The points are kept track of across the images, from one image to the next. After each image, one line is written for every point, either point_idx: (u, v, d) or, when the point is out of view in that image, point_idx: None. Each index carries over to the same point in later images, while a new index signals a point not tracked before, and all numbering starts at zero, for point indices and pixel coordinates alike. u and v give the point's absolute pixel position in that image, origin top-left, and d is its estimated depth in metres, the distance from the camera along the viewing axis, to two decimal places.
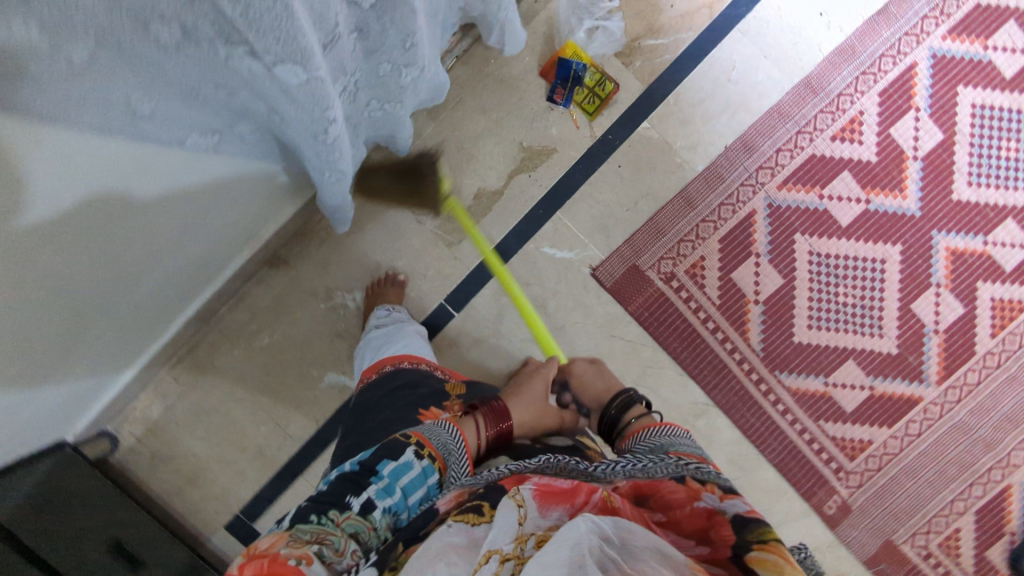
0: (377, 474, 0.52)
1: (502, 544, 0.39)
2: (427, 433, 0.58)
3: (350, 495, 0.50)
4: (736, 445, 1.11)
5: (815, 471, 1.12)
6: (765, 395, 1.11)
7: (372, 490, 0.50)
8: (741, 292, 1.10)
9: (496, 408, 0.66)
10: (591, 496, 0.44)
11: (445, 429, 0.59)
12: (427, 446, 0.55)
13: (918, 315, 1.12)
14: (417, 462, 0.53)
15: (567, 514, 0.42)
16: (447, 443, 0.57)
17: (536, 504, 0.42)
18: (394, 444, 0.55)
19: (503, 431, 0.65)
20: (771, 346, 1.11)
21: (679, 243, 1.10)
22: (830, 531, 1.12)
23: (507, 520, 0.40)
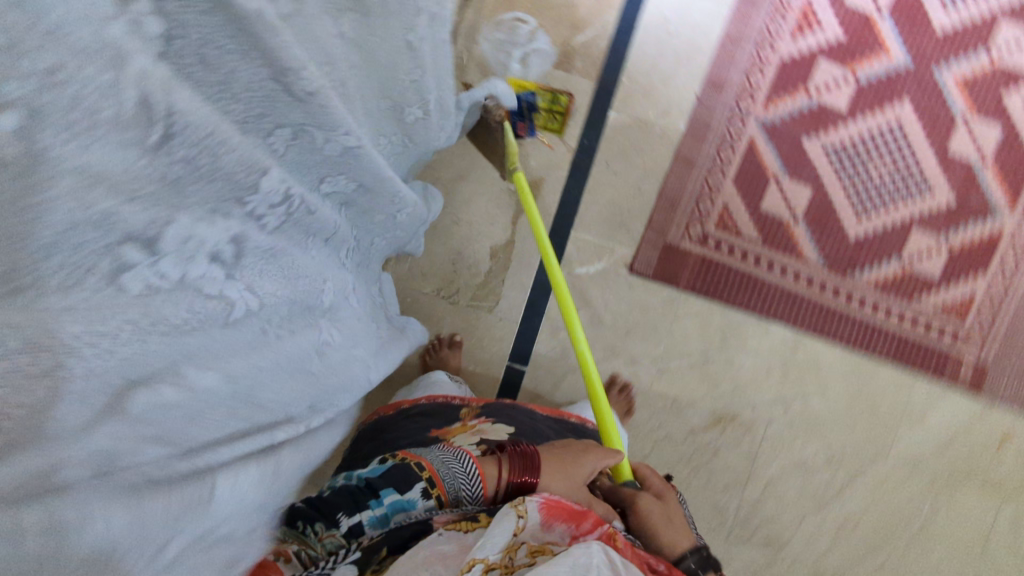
0: (377, 498, 0.50)
1: (490, 553, 0.41)
2: (445, 467, 0.53)
3: (341, 513, 0.50)
4: (845, 361, 1.09)
5: (933, 349, 1.08)
6: (849, 301, 1.08)
7: (366, 515, 0.50)
8: (778, 218, 1.08)
9: (525, 457, 0.54)
10: (597, 525, 0.46)
11: (463, 464, 0.54)
12: (437, 485, 0.52)
13: (960, 156, 1.07)
14: (420, 501, 0.51)
15: (566, 535, 0.45)
16: (460, 477, 0.53)
17: (539, 517, 0.45)
18: (406, 470, 0.52)
19: (528, 486, 0.53)
20: (831, 254, 1.08)
21: (697, 203, 1.09)
22: (978, 398, 1.09)
23: (505, 526, 0.43)
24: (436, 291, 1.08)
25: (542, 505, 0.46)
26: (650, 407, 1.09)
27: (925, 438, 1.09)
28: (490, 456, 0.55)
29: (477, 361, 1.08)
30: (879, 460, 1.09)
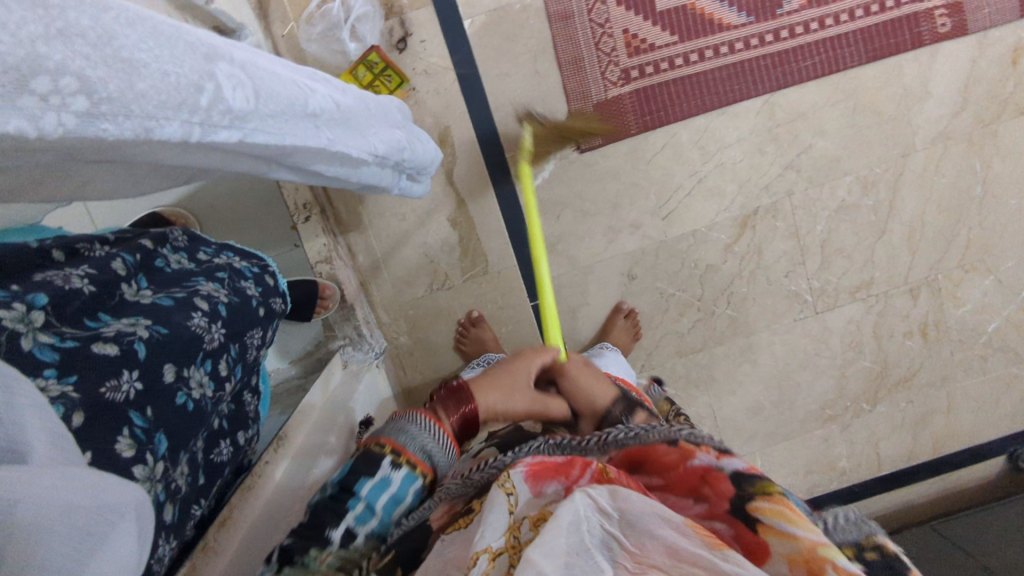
0: (355, 497, 0.46)
1: (496, 539, 0.38)
2: (401, 435, 0.50)
3: (328, 529, 0.44)
4: (824, 92, 1.01)
5: (901, 20, 0.99)
6: (794, 35, 0.99)
7: (349, 518, 0.45)
8: (679, 7, 0.98)
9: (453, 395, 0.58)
10: (587, 467, 0.42)
11: (417, 423, 0.52)
12: (404, 454, 0.49)
13: None
14: (398, 475, 0.48)
15: (561, 492, 0.42)
16: (425, 441, 0.51)
17: (527, 487, 0.41)
18: (369, 453, 0.48)
19: (469, 416, 0.57)
20: (750, 5, 0.98)
21: (598, 48, 0.99)
22: (968, 35, 0.99)
23: (500, 508, 0.39)
24: (429, 287, 1.07)
25: (526, 470, 0.42)
26: (677, 254, 1.06)
27: (942, 107, 1.02)
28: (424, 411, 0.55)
29: (507, 321, 1.08)
30: (911, 155, 1.03)
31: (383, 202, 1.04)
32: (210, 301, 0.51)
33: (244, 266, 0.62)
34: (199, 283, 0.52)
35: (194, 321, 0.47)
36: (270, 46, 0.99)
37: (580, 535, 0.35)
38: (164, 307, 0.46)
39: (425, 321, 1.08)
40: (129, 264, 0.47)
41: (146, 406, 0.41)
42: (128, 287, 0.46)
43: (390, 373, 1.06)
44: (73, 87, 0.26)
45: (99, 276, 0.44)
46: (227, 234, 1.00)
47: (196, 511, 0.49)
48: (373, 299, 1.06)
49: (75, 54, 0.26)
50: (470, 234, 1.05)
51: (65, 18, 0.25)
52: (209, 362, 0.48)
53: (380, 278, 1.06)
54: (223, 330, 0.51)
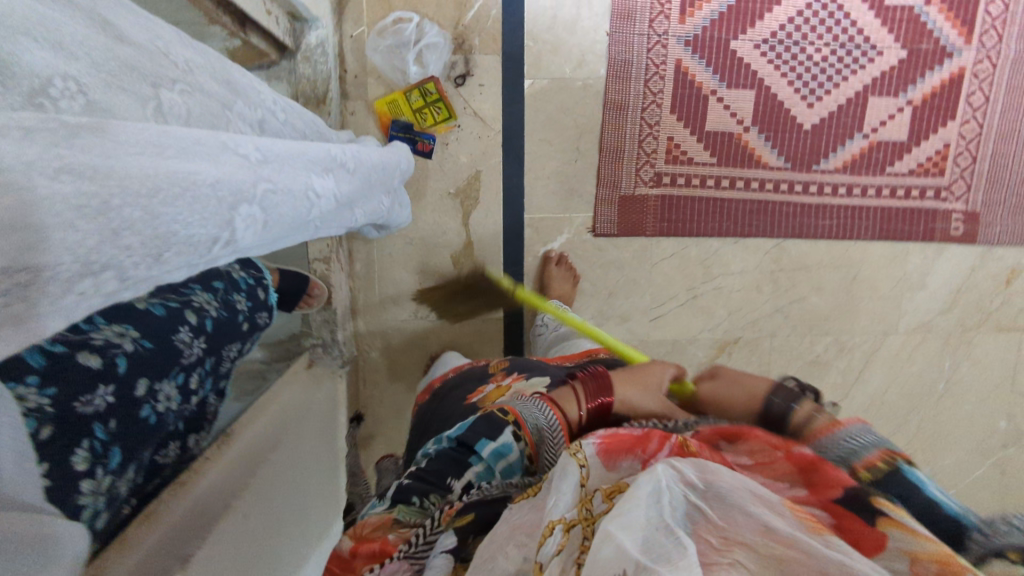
0: (477, 455, 0.51)
1: (566, 513, 0.38)
2: (526, 409, 0.53)
3: (449, 478, 0.50)
4: (832, 253, 1.06)
5: (919, 212, 1.04)
6: (822, 194, 1.04)
7: (471, 472, 0.50)
8: (727, 133, 1.02)
9: (597, 382, 0.56)
10: (666, 442, 0.43)
11: (542, 403, 0.54)
12: (520, 425, 0.51)
13: (901, 5, 0.97)
14: (514, 445, 0.51)
15: (636, 466, 0.42)
16: (545, 422, 0.52)
17: (600, 461, 0.42)
18: (494, 421, 0.52)
19: (603, 408, 0.54)
20: (791, 152, 1.02)
21: (641, 145, 1.02)
22: (975, 245, 1.05)
23: (571, 479, 0.40)
24: (413, 313, 1.08)
25: (599, 446, 0.43)
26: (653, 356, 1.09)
27: (932, 300, 1.07)
28: (567, 391, 0.56)
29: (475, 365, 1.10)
30: (890, 335, 1.08)
31: None
32: (199, 315, 0.54)
33: (241, 276, 0.64)
34: (195, 292, 0.55)
35: (180, 336, 0.50)
36: (336, 43, 1.00)
37: (658, 507, 0.34)
38: (156, 317, 0.48)
39: (399, 343, 1.09)
40: None
41: (110, 418, 0.42)
42: None
43: (350, 382, 1.07)
44: (108, 278, 0.29)
45: None
46: None
47: (124, 507, 0.51)
48: (356, 307, 1.07)
49: (123, 252, 0.29)
50: (467, 277, 1.07)
51: (121, 218, 0.28)
52: (181, 374, 0.51)
53: (370, 290, 1.07)
54: (203, 345, 0.54)
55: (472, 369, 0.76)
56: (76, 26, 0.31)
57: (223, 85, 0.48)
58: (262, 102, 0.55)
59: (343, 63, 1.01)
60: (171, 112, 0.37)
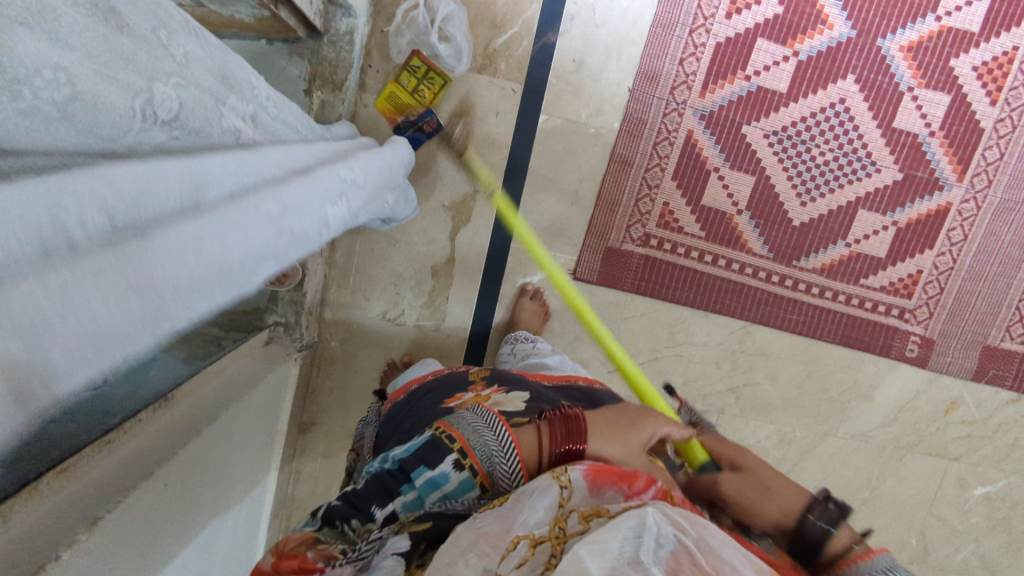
0: (409, 483, 0.50)
1: (536, 530, 0.41)
2: (475, 435, 0.51)
3: (375, 506, 0.50)
4: (793, 347, 1.09)
5: (882, 327, 1.08)
6: (796, 289, 1.07)
7: (402, 500, 0.50)
8: (720, 211, 1.05)
9: (569, 427, 0.52)
10: (649, 484, 0.47)
11: (495, 431, 0.51)
12: (468, 454, 0.50)
13: (906, 130, 1.02)
14: (454, 476, 0.49)
15: (619, 496, 0.45)
16: (494, 451, 0.50)
17: (585, 484, 0.46)
18: (436, 445, 0.50)
19: (571, 454, 0.51)
20: (776, 243, 1.06)
21: (636, 203, 1.04)
22: (925, 369, 1.09)
23: (548, 500, 0.43)
24: (381, 313, 1.08)
25: (586, 473, 0.46)
26: None
27: (874, 413, 1.11)
28: (532, 427, 0.52)
29: None
30: (829, 437, 1.11)
31: None
32: None
33: None
34: None
35: None
36: (366, 34, 1.00)
37: (634, 541, 0.35)
38: None
39: (359, 340, 1.08)
40: None
41: None
42: None
43: (302, 367, 1.06)
44: None
45: None
46: None
47: None
48: (325, 295, 1.07)
49: None
50: (442, 290, 1.08)
51: None
52: None
53: (343, 282, 1.07)
54: None
55: (442, 374, 0.76)
56: (73, 17, 0.31)
57: (215, 78, 0.47)
58: (253, 96, 0.54)
59: (368, 55, 1.01)
60: (161, 107, 0.38)
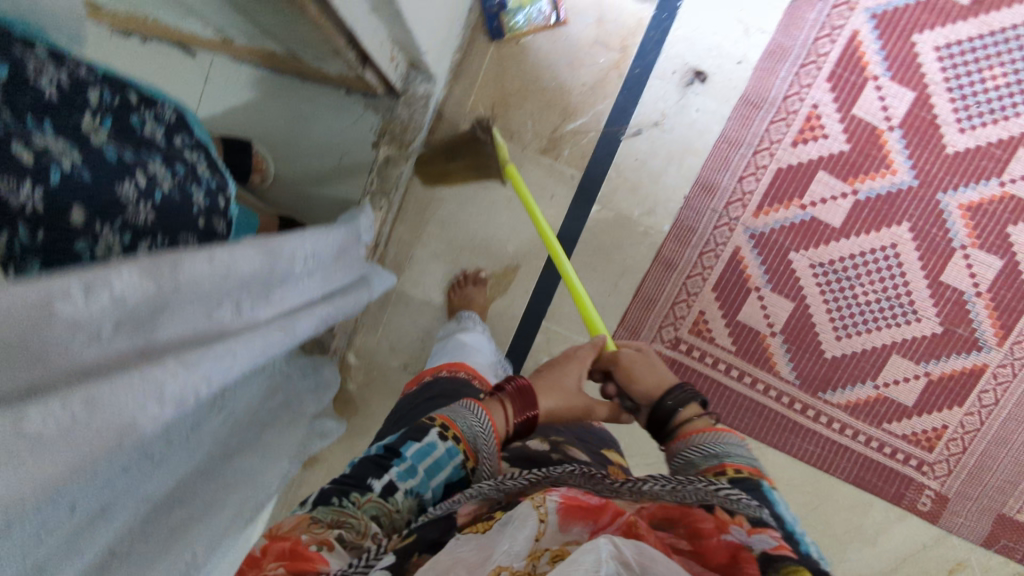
0: (400, 457, 0.52)
1: (514, 561, 0.40)
2: (456, 417, 0.56)
3: (371, 478, 0.51)
4: (805, 476, 1.07)
5: (897, 474, 1.07)
6: (817, 419, 1.06)
7: (393, 473, 0.51)
8: (754, 330, 1.05)
9: (522, 390, 0.61)
10: (616, 518, 0.44)
11: (472, 408, 0.58)
12: (452, 428, 0.55)
13: (953, 286, 1.02)
14: (440, 444, 0.53)
15: (583, 535, 0.43)
16: (475, 426, 0.55)
17: (558, 519, 0.42)
18: (422, 427, 0.55)
19: (529, 420, 0.60)
20: (805, 371, 1.05)
21: (673, 306, 1.05)
22: (935, 526, 1.07)
23: (525, 532, 0.41)
24: (402, 366, 1.08)
25: (563, 505, 0.43)
26: None
27: (878, 559, 1.08)
28: (494, 401, 0.60)
29: None
30: None
31: (426, 278, 1.06)
32: (152, 182, 0.44)
33: (206, 176, 0.52)
34: (157, 159, 0.46)
35: (123, 188, 0.41)
36: (440, 99, 1.02)
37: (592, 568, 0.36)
38: (105, 159, 0.41)
39: (375, 387, 1.08)
40: (103, 99, 0.43)
41: (34, 215, 0.35)
42: (89, 118, 0.42)
43: None
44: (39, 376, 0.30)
45: (68, 89, 0.41)
46: (287, 198, 1.01)
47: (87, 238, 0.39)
48: (351, 336, 1.07)
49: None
50: None
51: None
52: (137, 218, 0.42)
53: (372, 328, 1.08)
54: (151, 214, 0.43)
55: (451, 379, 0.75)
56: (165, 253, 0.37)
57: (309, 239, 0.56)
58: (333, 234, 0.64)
59: (438, 119, 1.03)
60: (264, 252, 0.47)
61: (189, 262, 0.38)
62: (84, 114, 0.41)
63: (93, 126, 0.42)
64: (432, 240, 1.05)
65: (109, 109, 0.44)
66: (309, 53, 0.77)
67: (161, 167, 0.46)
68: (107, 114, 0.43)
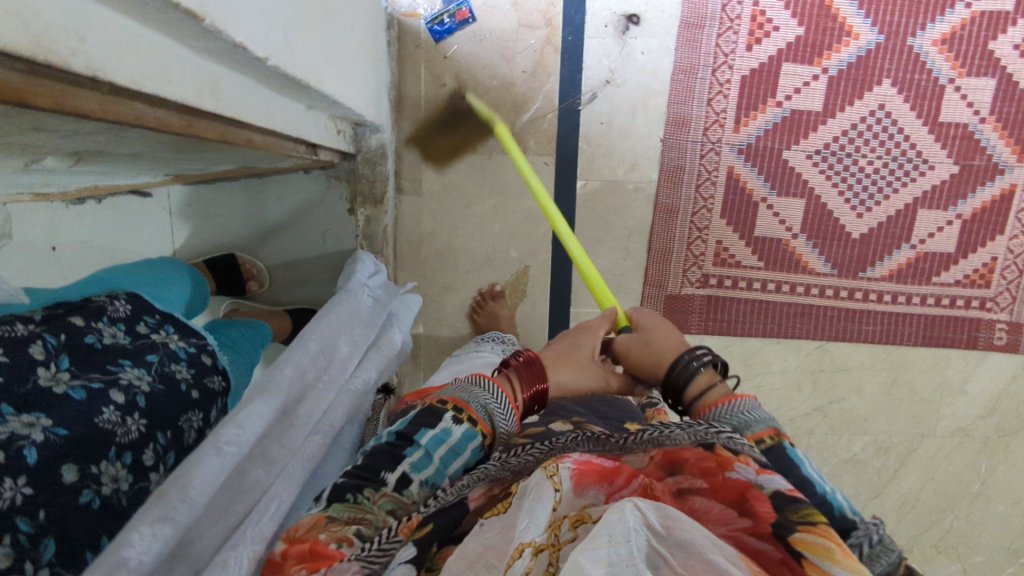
0: (415, 445, 0.50)
1: (537, 535, 0.36)
2: (469, 397, 0.53)
3: (385, 471, 0.49)
4: (873, 356, 1.07)
5: (963, 321, 1.06)
6: (867, 299, 1.05)
7: (409, 462, 0.50)
8: (775, 239, 1.03)
9: (533, 366, 0.58)
10: (633, 479, 0.41)
11: (485, 389, 0.54)
12: (466, 409, 0.52)
13: (954, 122, 0.99)
14: (455, 430, 0.51)
15: (601, 497, 0.39)
16: (489, 405, 0.53)
17: (571, 485, 0.39)
18: (435, 410, 0.53)
19: (539, 394, 0.57)
20: (838, 259, 1.04)
21: (689, 247, 1.04)
22: (1016, 355, 1.06)
23: (544, 504, 0.37)
24: None
25: (574, 469, 0.40)
26: None
27: (970, 405, 1.09)
28: (502, 377, 0.58)
29: None
30: (928, 438, 1.09)
31: (447, 311, 1.07)
32: (129, 393, 0.51)
33: (181, 345, 0.60)
34: (125, 368, 0.52)
35: (105, 418, 0.47)
36: (393, 141, 1.01)
37: (629, 547, 0.31)
38: (74, 402, 0.46)
39: None
40: (50, 344, 0.48)
41: (37, 509, 0.41)
42: (45, 370, 0.46)
43: None
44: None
45: (10, 361, 0.44)
46: (291, 289, 1.02)
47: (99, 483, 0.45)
48: (401, 390, 1.09)
49: None
50: None
51: None
52: (126, 454, 0.48)
53: (417, 375, 1.10)
54: (141, 422, 0.50)
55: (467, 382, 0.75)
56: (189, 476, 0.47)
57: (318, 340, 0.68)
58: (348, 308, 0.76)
59: (399, 159, 1.02)
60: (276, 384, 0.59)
61: (197, 471, 0.48)
62: (39, 368, 0.46)
63: (52, 375, 0.47)
64: (438, 274, 1.05)
65: (60, 348, 0.49)
66: (260, 162, 0.77)
67: (132, 371, 0.52)
68: (59, 354, 0.49)
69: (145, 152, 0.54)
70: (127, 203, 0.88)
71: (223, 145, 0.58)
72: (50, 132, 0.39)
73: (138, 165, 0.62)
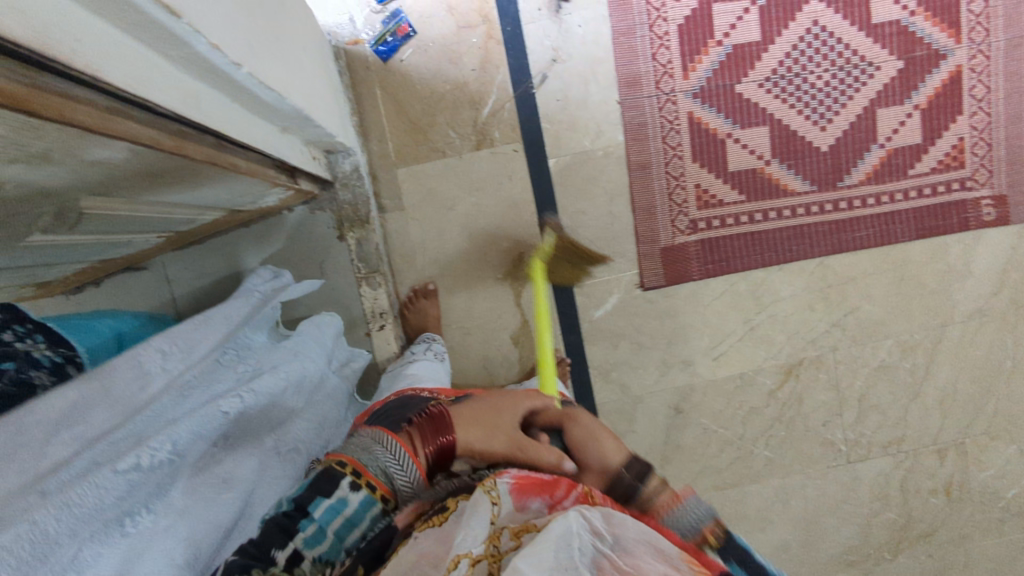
0: (309, 517, 0.48)
1: (474, 549, 0.41)
2: (366, 455, 0.53)
3: (276, 548, 0.46)
4: (874, 260, 1.09)
5: (950, 205, 1.08)
6: (853, 207, 1.07)
7: (303, 538, 0.48)
8: (750, 170, 1.06)
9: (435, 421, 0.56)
10: (565, 495, 0.47)
11: (384, 446, 0.53)
12: (364, 475, 0.52)
13: (887, 21, 1.03)
14: (351, 499, 0.50)
15: (543, 508, 0.46)
16: (387, 466, 0.52)
17: (511, 499, 0.46)
18: (330, 475, 0.51)
19: (442, 446, 0.55)
20: (814, 175, 1.07)
21: (670, 197, 1.06)
22: (1009, 225, 1.09)
23: (482, 520, 0.43)
24: None
25: (512, 485, 0.47)
26: (722, 394, 1.11)
27: (980, 286, 1.10)
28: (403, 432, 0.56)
29: None
30: (948, 326, 1.11)
31: (455, 316, 1.09)
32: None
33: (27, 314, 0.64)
34: None
35: None
36: (366, 164, 1.03)
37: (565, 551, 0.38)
38: None
39: None
40: None
41: None
42: None
43: None
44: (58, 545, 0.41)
45: None
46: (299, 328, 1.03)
47: None
48: None
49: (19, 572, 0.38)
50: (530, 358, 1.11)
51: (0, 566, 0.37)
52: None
53: None
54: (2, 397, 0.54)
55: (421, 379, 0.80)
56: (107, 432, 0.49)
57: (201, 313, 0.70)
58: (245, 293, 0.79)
59: (375, 180, 1.05)
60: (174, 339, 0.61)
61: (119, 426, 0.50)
62: None
63: None
64: (438, 282, 1.07)
65: None
66: (247, 201, 0.80)
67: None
68: None
69: (139, 190, 0.56)
70: (128, 283, 0.87)
71: (212, 172, 0.60)
72: (63, 163, 0.41)
73: (138, 220, 0.63)
